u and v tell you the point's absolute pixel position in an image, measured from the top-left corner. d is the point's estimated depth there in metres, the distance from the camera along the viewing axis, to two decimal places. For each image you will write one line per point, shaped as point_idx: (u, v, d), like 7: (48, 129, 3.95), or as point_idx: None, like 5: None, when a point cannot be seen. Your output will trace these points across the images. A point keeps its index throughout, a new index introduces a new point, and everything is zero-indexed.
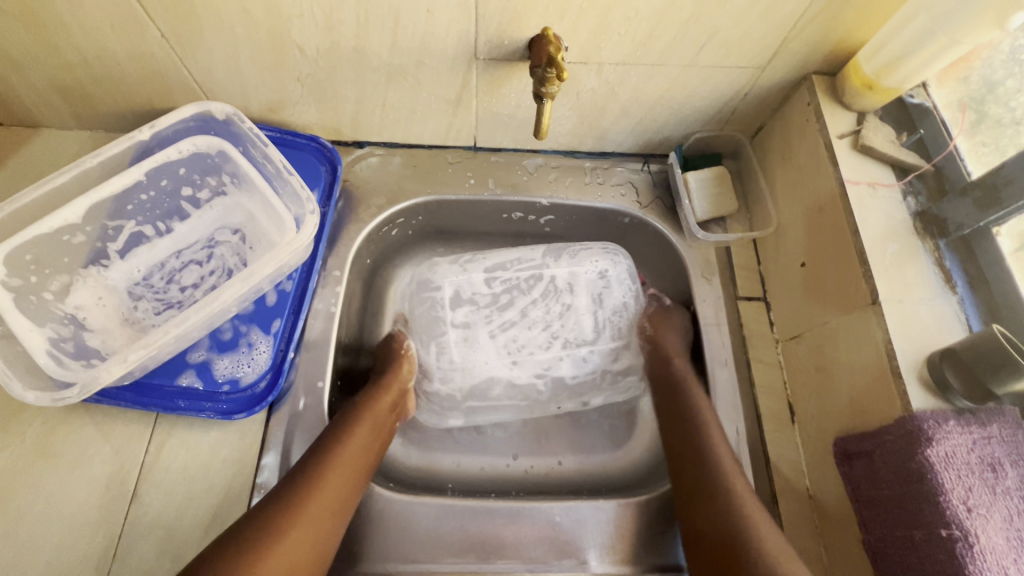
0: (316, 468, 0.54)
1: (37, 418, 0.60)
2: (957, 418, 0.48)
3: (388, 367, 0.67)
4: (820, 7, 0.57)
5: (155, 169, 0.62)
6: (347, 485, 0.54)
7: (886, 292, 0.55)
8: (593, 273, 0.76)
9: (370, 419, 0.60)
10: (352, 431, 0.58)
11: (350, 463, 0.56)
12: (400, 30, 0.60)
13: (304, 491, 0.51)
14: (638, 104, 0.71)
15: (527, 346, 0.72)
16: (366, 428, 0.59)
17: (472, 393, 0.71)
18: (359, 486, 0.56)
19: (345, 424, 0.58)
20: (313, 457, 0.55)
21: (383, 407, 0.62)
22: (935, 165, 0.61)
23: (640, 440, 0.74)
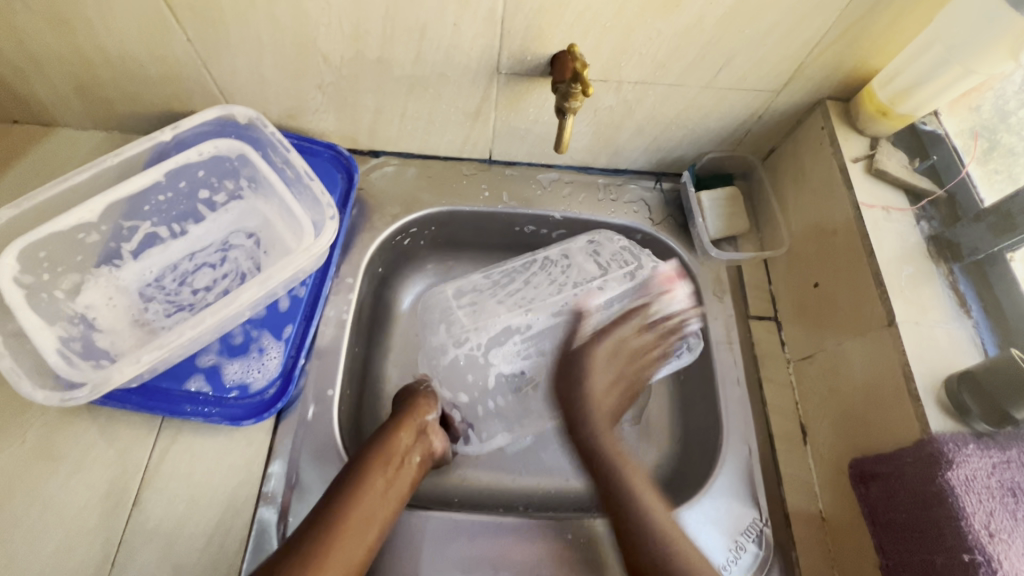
0: (321, 535, 0.51)
1: (38, 420, 0.58)
2: (976, 441, 0.49)
3: (406, 409, 0.63)
4: (837, 34, 0.58)
5: (175, 170, 0.62)
6: (362, 542, 0.53)
7: (903, 314, 0.55)
8: (584, 242, 0.78)
9: (383, 472, 0.57)
10: (366, 482, 0.55)
11: (361, 527, 0.53)
12: (425, 42, 0.60)
13: (315, 552, 0.50)
14: (654, 123, 0.72)
15: (537, 299, 0.75)
16: (378, 486, 0.56)
17: (492, 347, 0.73)
18: (372, 548, 0.53)
19: (358, 479, 0.55)
20: (319, 519, 0.52)
21: (397, 457, 0.59)
22: (947, 191, 0.62)
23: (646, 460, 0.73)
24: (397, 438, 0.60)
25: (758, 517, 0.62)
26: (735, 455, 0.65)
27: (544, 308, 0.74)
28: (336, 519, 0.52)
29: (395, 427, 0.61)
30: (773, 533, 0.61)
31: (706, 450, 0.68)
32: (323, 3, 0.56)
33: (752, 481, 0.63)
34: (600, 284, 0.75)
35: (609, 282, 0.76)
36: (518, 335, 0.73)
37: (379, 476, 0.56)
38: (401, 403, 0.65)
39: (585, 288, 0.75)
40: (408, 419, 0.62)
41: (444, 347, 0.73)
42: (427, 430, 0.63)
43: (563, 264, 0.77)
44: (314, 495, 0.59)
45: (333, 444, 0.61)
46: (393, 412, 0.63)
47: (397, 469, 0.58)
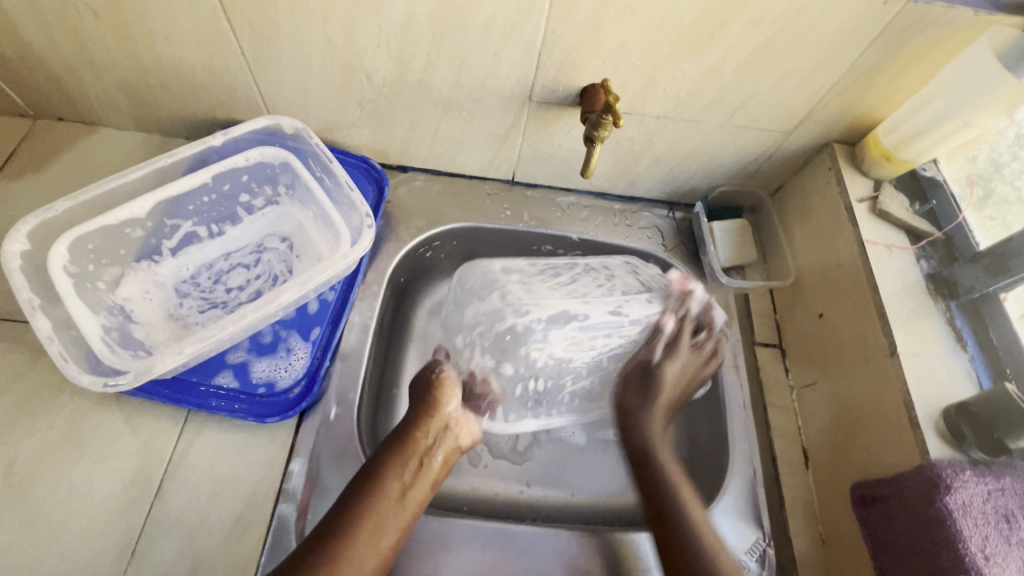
0: (342, 531, 0.53)
1: (67, 407, 0.60)
2: (973, 468, 0.51)
3: (425, 402, 0.64)
4: (846, 84, 0.63)
5: (221, 174, 0.65)
6: (380, 542, 0.54)
7: (904, 345, 0.59)
8: (620, 263, 0.80)
9: (401, 471, 0.58)
10: (385, 482, 0.56)
11: (380, 527, 0.54)
12: (465, 69, 0.65)
13: (333, 550, 0.52)
14: (672, 154, 0.76)
15: (592, 297, 0.73)
16: (397, 486, 0.57)
17: (550, 327, 0.71)
18: (392, 544, 0.55)
19: (375, 479, 0.57)
20: (339, 515, 0.54)
21: (417, 457, 0.60)
22: (945, 233, 0.66)
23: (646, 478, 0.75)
24: (415, 438, 0.61)
25: (762, 537, 0.63)
26: (740, 475, 0.67)
27: (602, 304, 0.73)
28: (354, 517, 0.54)
29: (413, 427, 0.62)
30: (776, 553, 0.63)
31: (711, 469, 0.70)
32: (375, 28, 0.60)
33: (756, 501, 0.65)
34: (648, 298, 0.74)
35: (655, 298, 0.74)
36: (575, 322, 0.71)
37: (397, 476, 0.57)
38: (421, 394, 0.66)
39: (634, 298, 0.74)
40: (427, 419, 0.63)
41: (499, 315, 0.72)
42: (451, 426, 0.64)
43: (606, 274, 0.78)
44: (332, 495, 0.60)
45: (353, 444, 0.62)
46: (415, 408, 0.65)
47: (417, 469, 0.59)
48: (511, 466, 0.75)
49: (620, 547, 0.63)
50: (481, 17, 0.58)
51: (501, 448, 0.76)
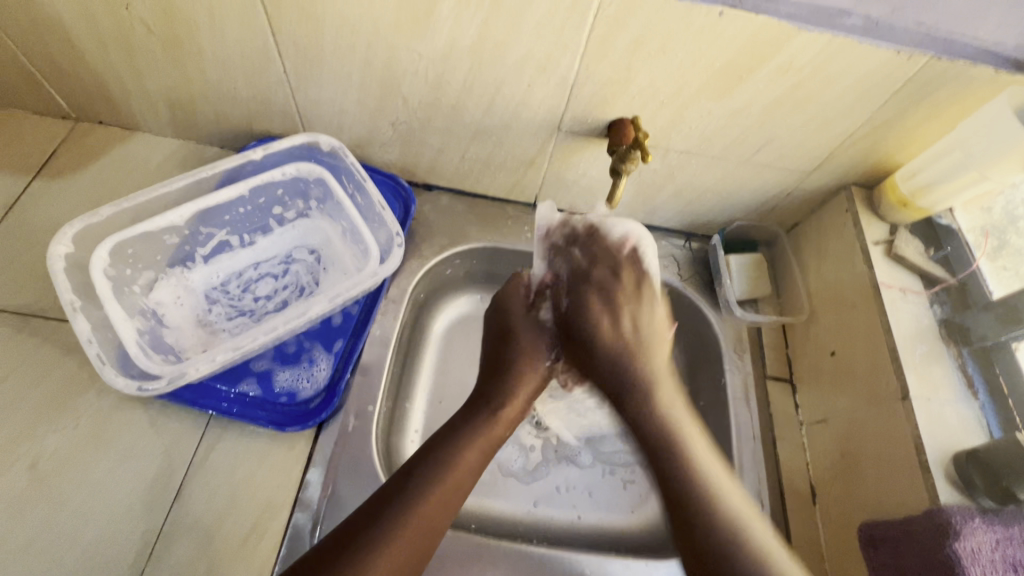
0: (404, 506, 0.52)
1: (94, 406, 0.61)
2: (983, 516, 0.52)
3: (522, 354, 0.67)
4: (866, 131, 0.65)
5: (257, 186, 0.67)
6: (440, 515, 0.54)
7: (915, 389, 0.60)
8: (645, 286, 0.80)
9: (476, 447, 0.59)
10: (463, 452, 0.58)
11: (450, 499, 0.55)
12: (498, 97, 0.67)
13: (395, 526, 0.51)
14: (693, 187, 0.78)
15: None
16: (468, 463, 0.57)
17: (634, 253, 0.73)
18: (442, 529, 0.54)
19: (454, 452, 0.57)
20: (406, 489, 0.53)
21: (492, 432, 0.61)
22: (958, 280, 0.68)
23: (649, 505, 0.76)
24: (508, 406, 0.63)
25: None
26: None
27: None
28: (423, 495, 0.53)
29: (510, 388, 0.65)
30: None
31: None
32: (415, 55, 0.63)
33: None
34: None
35: None
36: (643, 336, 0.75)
37: (470, 452, 0.58)
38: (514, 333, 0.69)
39: None
40: (517, 383, 0.65)
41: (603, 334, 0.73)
42: (534, 395, 0.67)
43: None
44: (346, 508, 0.60)
45: (370, 457, 0.63)
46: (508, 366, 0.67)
47: (493, 437, 0.61)
48: (520, 485, 0.76)
49: None
50: (518, 50, 0.60)
51: (510, 466, 0.77)
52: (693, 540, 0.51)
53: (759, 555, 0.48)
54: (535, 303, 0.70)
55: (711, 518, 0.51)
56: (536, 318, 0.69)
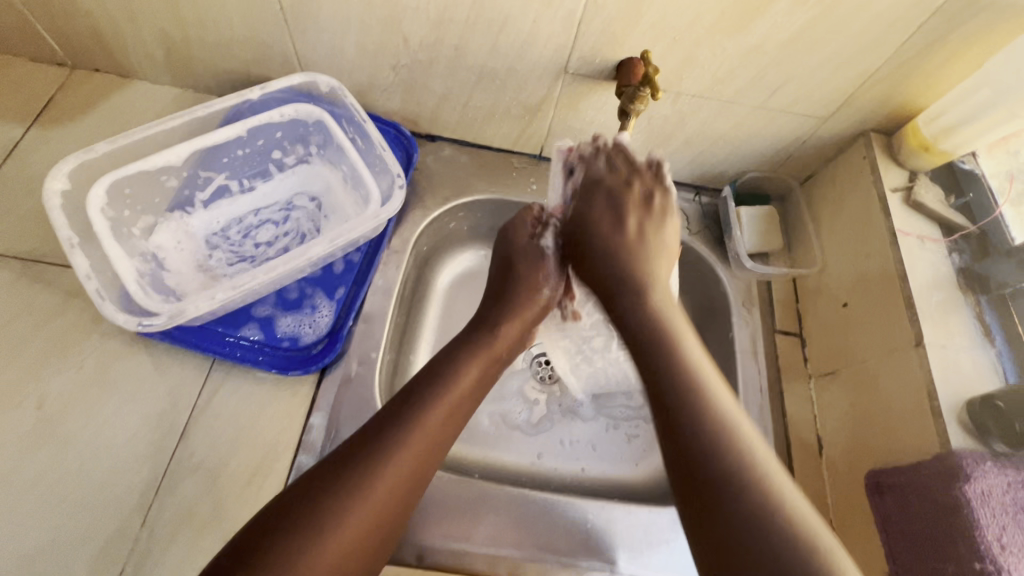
0: (404, 424, 0.49)
1: (98, 348, 0.62)
2: (994, 460, 0.51)
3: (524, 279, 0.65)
4: (890, 70, 0.62)
5: (256, 128, 0.65)
6: (437, 436, 0.51)
7: (930, 336, 0.58)
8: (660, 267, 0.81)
9: (473, 367, 0.57)
10: (463, 368, 0.56)
11: (450, 417, 0.53)
12: (503, 35, 0.64)
13: (395, 439, 0.48)
14: (704, 136, 0.75)
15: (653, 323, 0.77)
16: (466, 382, 0.56)
17: None
18: (440, 450, 0.51)
19: (456, 365, 0.56)
20: (403, 412, 0.50)
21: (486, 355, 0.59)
22: (980, 227, 0.65)
23: (652, 458, 0.76)
24: (503, 328, 0.62)
25: None
26: None
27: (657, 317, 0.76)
28: (423, 408, 0.51)
29: (507, 315, 0.63)
30: None
31: None
32: None
33: None
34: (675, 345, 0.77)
35: None
36: None
37: (467, 371, 0.56)
38: (516, 264, 0.66)
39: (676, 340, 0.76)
40: (514, 313, 0.63)
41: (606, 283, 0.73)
42: (529, 327, 0.65)
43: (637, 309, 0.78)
44: None
45: (372, 401, 0.63)
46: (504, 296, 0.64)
47: (487, 366, 0.59)
48: (524, 437, 0.76)
49: (597, 525, 0.62)
50: None
51: (515, 419, 0.77)
52: (696, 476, 0.39)
53: (768, 494, 0.38)
54: (541, 232, 0.66)
55: (732, 482, 0.38)
56: (536, 247, 0.66)
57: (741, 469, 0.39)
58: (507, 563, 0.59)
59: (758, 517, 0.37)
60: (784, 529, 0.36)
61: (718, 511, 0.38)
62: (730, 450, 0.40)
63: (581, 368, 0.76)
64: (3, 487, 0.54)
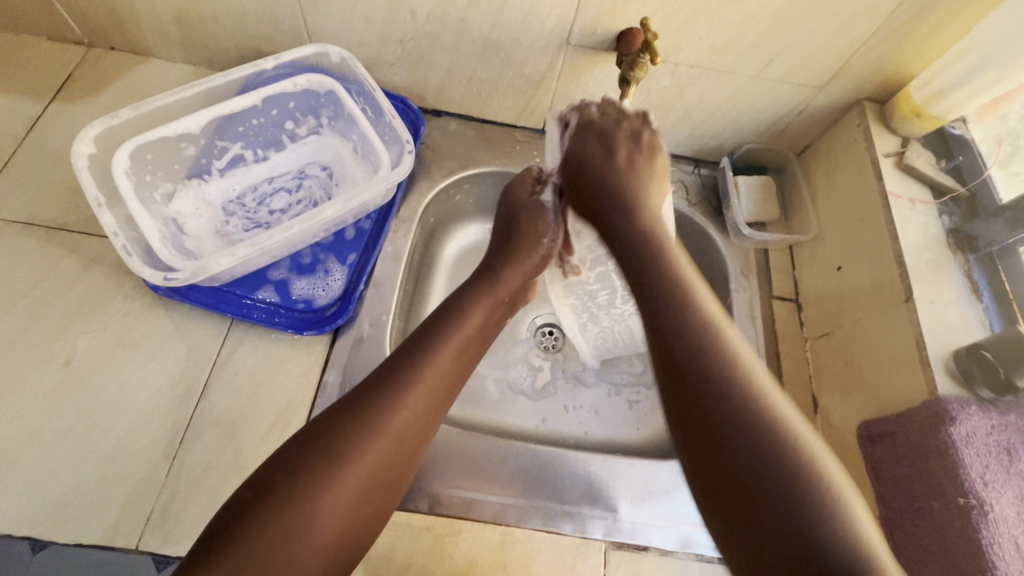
0: (409, 372, 0.50)
1: (121, 310, 0.64)
2: (978, 404, 0.54)
3: (523, 227, 0.67)
4: (882, 37, 0.64)
5: (270, 98, 0.68)
6: (445, 381, 0.52)
7: (920, 292, 0.61)
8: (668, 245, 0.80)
9: (477, 312, 0.59)
10: (465, 316, 0.57)
11: (457, 360, 0.54)
12: (507, 7, 0.66)
13: (402, 385, 0.49)
14: (703, 107, 0.77)
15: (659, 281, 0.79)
16: (471, 328, 0.57)
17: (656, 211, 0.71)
18: (447, 395, 0.53)
19: (462, 311, 0.58)
20: (391, 379, 0.49)
21: (476, 320, 0.58)
22: (969, 190, 0.68)
23: (654, 421, 0.78)
24: (506, 277, 0.64)
25: None
26: None
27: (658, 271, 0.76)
28: (408, 383, 0.50)
29: (507, 262, 0.65)
30: None
31: None
32: None
33: None
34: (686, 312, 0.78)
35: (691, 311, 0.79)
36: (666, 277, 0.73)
37: (472, 315, 0.58)
38: (517, 215, 0.68)
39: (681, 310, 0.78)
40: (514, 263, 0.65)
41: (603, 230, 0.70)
42: (531, 275, 0.68)
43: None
44: None
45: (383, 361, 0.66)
46: (504, 249, 0.66)
47: (481, 323, 0.59)
48: (528, 402, 0.78)
49: (601, 477, 0.65)
50: None
51: (520, 385, 0.79)
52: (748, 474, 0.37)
53: (828, 497, 0.36)
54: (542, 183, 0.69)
55: (800, 480, 0.36)
56: (537, 201, 0.68)
57: (774, 436, 0.38)
58: (515, 511, 0.61)
59: (803, 507, 0.35)
60: (840, 524, 0.35)
61: (750, 476, 0.37)
62: (759, 413, 0.39)
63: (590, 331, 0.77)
64: (33, 439, 0.57)
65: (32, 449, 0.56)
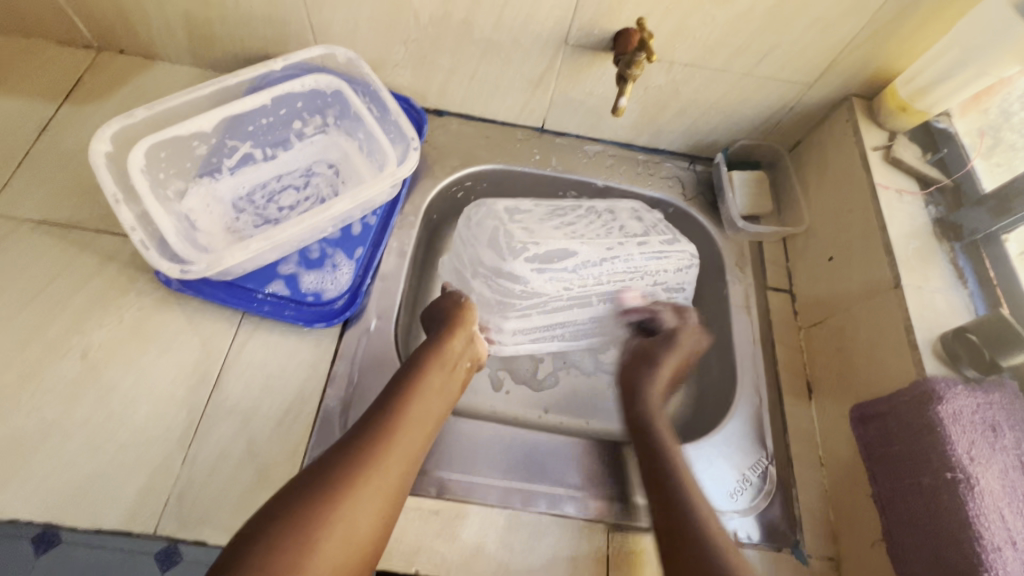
0: (368, 451, 0.52)
1: (135, 305, 0.66)
2: (965, 384, 0.56)
3: (451, 319, 0.68)
4: (868, 35, 0.67)
5: (279, 97, 0.70)
6: (407, 455, 0.54)
7: (908, 278, 0.63)
8: (628, 206, 0.83)
9: (431, 384, 0.60)
10: (418, 388, 0.59)
11: (416, 427, 0.57)
12: (508, 9, 0.68)
13: (366, 463, 0.51)
14: (697, 105, 0.80)
15: (586, 235, 0.78)
16: (426, 399, 0.59)
17: (542, 239, 0.75)
18: (412, 466, 0.55)
19: (414, 381, 0.60)
20: (350, 459, 0.51)
21: (424, 394, 0.59)
22: (955, 180, 0.70)
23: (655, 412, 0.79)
24: (448, 343, 0.65)
25: (764, 455, 0.68)
26: (746, 402, 0.71)
27: (554, 237, 0.76)
28: (344, 492, 0.49)
29: (445, 335, 0.65)
30: (777, 471, 0.68)
31: (719, 400, 0.75)
32: None
33: (760, 425, 0.70)
34: (642, 239, 0.78)
35: (650, 239, 0.79)
36: (573, 259, 0.75)
37: (424, 389, 0.59)
38: (439, 298, 0.72)
39: (630, 242, 0.78)
40: (451, 332, 0.66)
41: (473, 253, 0.76)
42: (471, 343, 0.68)
43: (608, 218, 0.81)
44: (371, 398, 0.65)
45: (392, 353, 0.68)
46: (439, 323, 0.68)
47: (422, 412, 0.58)
48: (530, 393, 0.79)
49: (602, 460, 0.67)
50: None
51: (522, 374, 0.80)
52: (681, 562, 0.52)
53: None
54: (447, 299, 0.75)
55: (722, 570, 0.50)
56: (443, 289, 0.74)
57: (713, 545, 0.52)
58: (521, 496, 0.63)
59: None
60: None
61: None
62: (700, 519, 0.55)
63: (555, 331, 0.78)
64: (51, 430, 0.58)
65: (50, 439, 0.58)
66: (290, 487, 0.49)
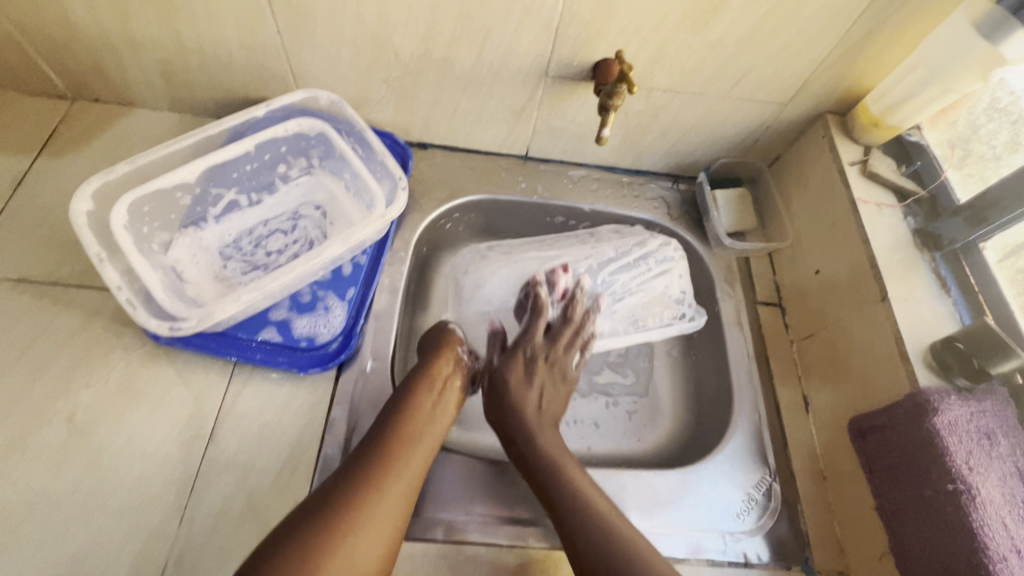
0: (366, 482, 0.52)
1: (122, 361, 0.64)
2: (958, 394, 0.57)
3: (439, 344, 0.68)
4: (838, 55, 0.69)
5: (263, 143, 0.70)
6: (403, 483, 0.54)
7: (895, 291, 0.65)
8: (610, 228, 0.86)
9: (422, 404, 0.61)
10: (413, 413, 0.59)
11: (409, 453, 0.56)
12: (487, 46, 0.69)
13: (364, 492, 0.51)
14: (676, 128, 0.81)
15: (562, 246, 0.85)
16: (416, 422, 0.59)
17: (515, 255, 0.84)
18: (410, 496, 0.54)
19: (405, 407, 0.60)
20: (347, 491, 0.50)
21: (417, 419, 0.59)
22: (929, 191, 0.73)
23: (654, 433, 0.78)
24: (437, 365, 0.65)
25: (767, 473, 0.69)
26: (746, 419, 0.72)
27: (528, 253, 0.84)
28: (342, 521, 0.48)
29: (433, 358, 0.66)
30: (782, 489, 0.68)
31: (718, 417, 0.75)
32: (405, 7, 0.64)
33: (761, 441, 0.70)
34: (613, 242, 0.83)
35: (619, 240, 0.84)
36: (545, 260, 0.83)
37: (417, 413, 0.59)
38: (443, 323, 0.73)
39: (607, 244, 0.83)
40: (437, 356, 0.66)
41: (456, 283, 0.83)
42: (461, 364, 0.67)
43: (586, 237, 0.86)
44: None
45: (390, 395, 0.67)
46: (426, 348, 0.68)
47: (414, 432, 0.58)
48: None
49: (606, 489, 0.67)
50: None
51: None
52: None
53: None
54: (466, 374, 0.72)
55: None
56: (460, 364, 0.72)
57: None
58: (532, 532, 0.63)
59: None
60: None
61: None
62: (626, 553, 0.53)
63: None
64: (40, 498, 0.56)
65: (39, 508, 0.56)
66: (283, 524, 0.48)
